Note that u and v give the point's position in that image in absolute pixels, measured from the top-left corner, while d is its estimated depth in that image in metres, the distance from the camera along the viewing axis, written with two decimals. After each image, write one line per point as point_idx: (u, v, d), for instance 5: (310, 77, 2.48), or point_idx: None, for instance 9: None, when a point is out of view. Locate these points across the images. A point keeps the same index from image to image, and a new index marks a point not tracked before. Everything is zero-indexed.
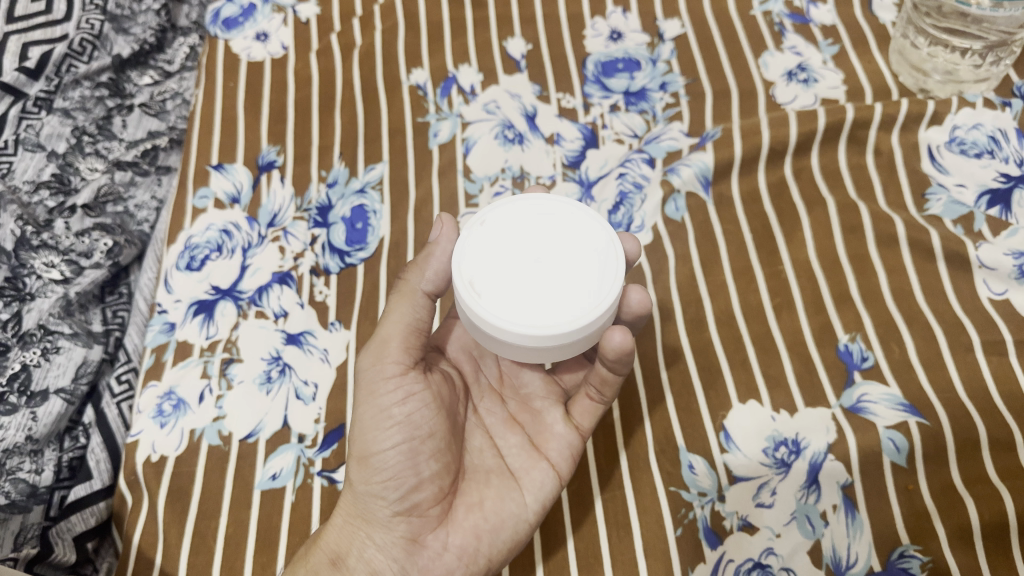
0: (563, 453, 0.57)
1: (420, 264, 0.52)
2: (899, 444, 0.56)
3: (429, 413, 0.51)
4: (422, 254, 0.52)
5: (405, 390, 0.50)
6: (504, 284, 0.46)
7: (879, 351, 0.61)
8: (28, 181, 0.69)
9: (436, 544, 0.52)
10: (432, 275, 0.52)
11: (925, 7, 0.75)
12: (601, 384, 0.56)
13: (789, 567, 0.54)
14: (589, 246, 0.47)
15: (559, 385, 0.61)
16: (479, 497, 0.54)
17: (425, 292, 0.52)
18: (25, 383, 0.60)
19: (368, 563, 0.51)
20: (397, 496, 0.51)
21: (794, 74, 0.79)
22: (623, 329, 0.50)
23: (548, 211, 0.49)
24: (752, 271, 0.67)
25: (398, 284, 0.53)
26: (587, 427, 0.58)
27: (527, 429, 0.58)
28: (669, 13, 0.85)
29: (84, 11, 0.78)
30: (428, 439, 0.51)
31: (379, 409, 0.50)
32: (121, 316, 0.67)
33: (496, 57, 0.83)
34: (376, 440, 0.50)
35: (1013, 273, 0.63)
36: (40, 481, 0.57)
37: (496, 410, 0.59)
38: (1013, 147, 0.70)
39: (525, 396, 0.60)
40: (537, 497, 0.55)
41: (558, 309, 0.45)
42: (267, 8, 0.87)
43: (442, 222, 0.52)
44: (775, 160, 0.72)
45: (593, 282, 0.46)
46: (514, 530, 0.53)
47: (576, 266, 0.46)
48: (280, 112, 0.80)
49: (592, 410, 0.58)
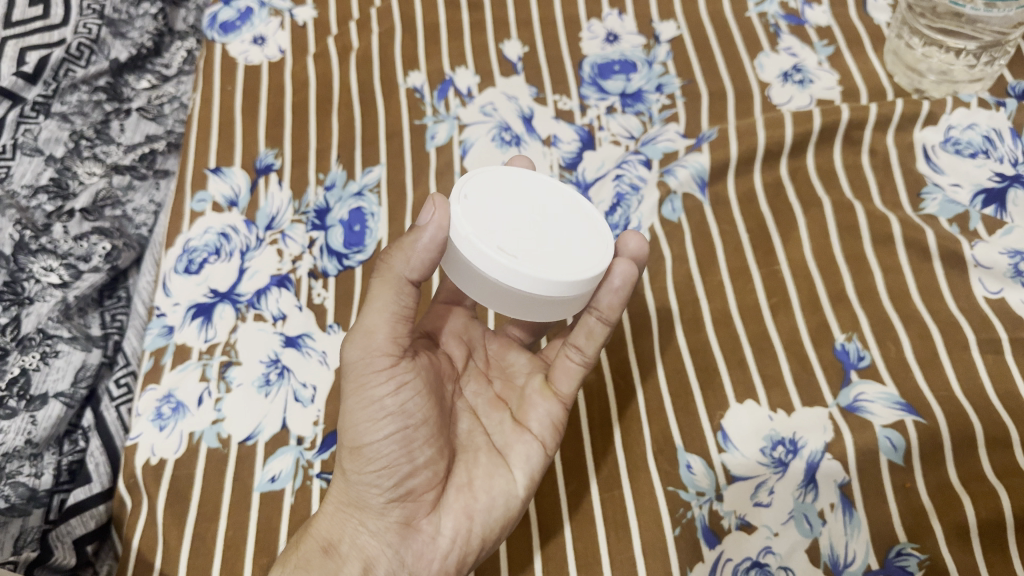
0: (545, 422, 0.57)
1: (403, 247, 0.47)
2: (896, 442, 0.57)
3: (421, 400, 0.50)
4: (408, 236, 0.47)
5: (396, 380, 0.49)
6: (526, 244, 0.49)
7: (875, 350, 0.61)
8: (26, 186, 0.69)
9: (430, 529, 0.52)
10: (417, 262, 0.47)
11: (920, 8, 0.76)
12: (582, 338, 0.56)
13: (788, 566, 0.54)
14: (567, 200, 0.54)
15: (545, 361, 0.62)
16: (469, 477, 0.54)
17: (410, 279, 0.47)
18: (24, 388, 0.60)
19: (361, 550, 0.51)
20: (390, 484, 0.50)
21: (790, 75, 0.79)
22: (626, 262, 0.53)
23: (516, 177, 0.53)
24: (748, 271, 0.67)
25: (379, 267, 0.48)
26: (567, 393, 0.58)
27: (512, 406, 0.59)
28: (664, 15, 0.85)
29: (82, 16, 0.78)
30: (420, 426, 0.51)
31: (369, 400, 0.48)
32: (119, 320, 0.68)
33: (493, 59, 0.83)
34: (368, 431, 0.49)
35: (1008, 272, 0.63)
36: (39, 485, 0.57)
37: (483, 391, 0.59)
38: (1008, 146, 0.70)
39: (509, 374, 0.61)
40: (525, 471, 0.55)
41: (579, 258, 0.50)
42: (263, 12, 0.88)
43: (434, 203, 0.47)
44: (771, 161, 0.72)
45: (589, 231, 0.53)
46: (506, 507, 0.54)
47: (569, 218, 0.52)
48: (278, 115, 0.80)
49: (573, 372, 0.58)
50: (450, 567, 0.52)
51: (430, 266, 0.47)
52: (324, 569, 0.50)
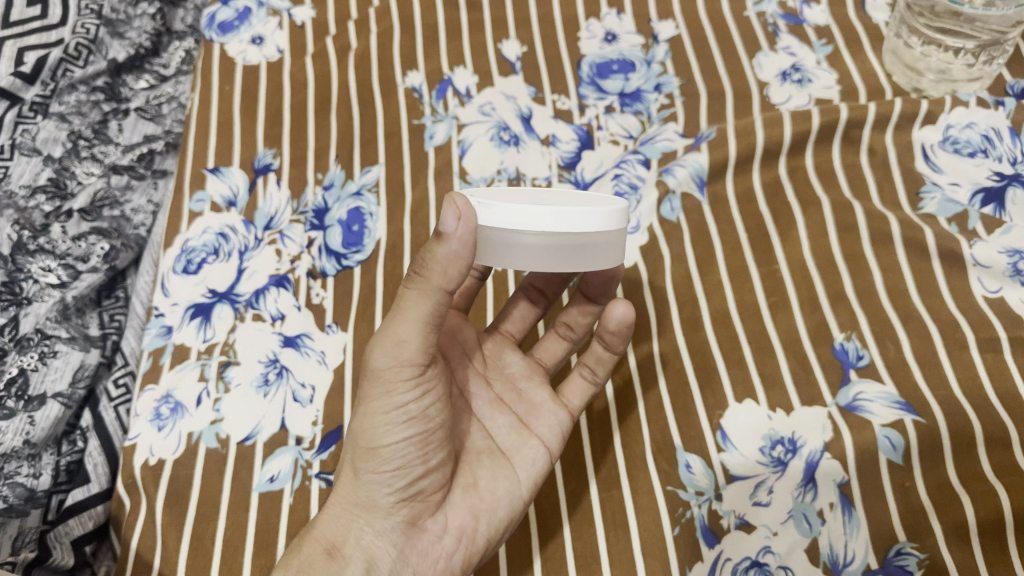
0: (553, 430, 0.58)
1: (439, 258, 0.45)
2: (895, 441, 0.57)
3: (440, 406, 0.51)
4: (440, 247, 0.45)
5: (421, 388, 0.49)
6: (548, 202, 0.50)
7: (874, 349, 0.61)
8: (24, 186, 0.69)
9: (435, 528, 0.52)
10: (453, 272, 0.46)
11: (919, 7, 0.76)
12: (595, 363, 0.60)
13: (787, 566, 0.54)
14: (548, 191, 0.57)
15: (541, 365, 0.63)
16: (474, 477, 0.54)
17: (445, 289, 0.46)
18: (22, 388, 0.60)
19: (365, 550, 0.50)
20: (403, 484, 0.50)
21: (788, 74, 0.79)
22: (625, 304, 0.58)
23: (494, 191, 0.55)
24: (747, 270, 0.67)
25: (413, 277, 0.46)
26: (577, 406, 0.60)
27: (515, 409, 0.59)
28: (663, 14, 0.85)
29: (80, 15, 0.78)
30: (437, 430, 0.51)
31: (393, 404, 0.48)
32: (118, 320, 0.68)
33: (491, 59, 0.83)
34: (387, 433, 0.48)
35: (1007, 271, 0.63)
36: (37, 485, 0.57)
37: (484, 392, 0.59)
38: (1007, 145, 0.70)
39: (509, 376, 0.61)
40: (530, 474, 0.55)
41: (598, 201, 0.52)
42: (261, 12, 0.88)
43: (458, 208, 0.44)
44: (770, 161, 0.72)
45: (586, 197, 0.55)
46: (511, 509, 0.54)
47: (560, 195, 0.55)
48: (276, 115, 0.80)
49: (584, 390, 0.60)
50: (454, 568, 0.52)
51: (466, 275, 0.46)
52: (328, 571, 0.49)
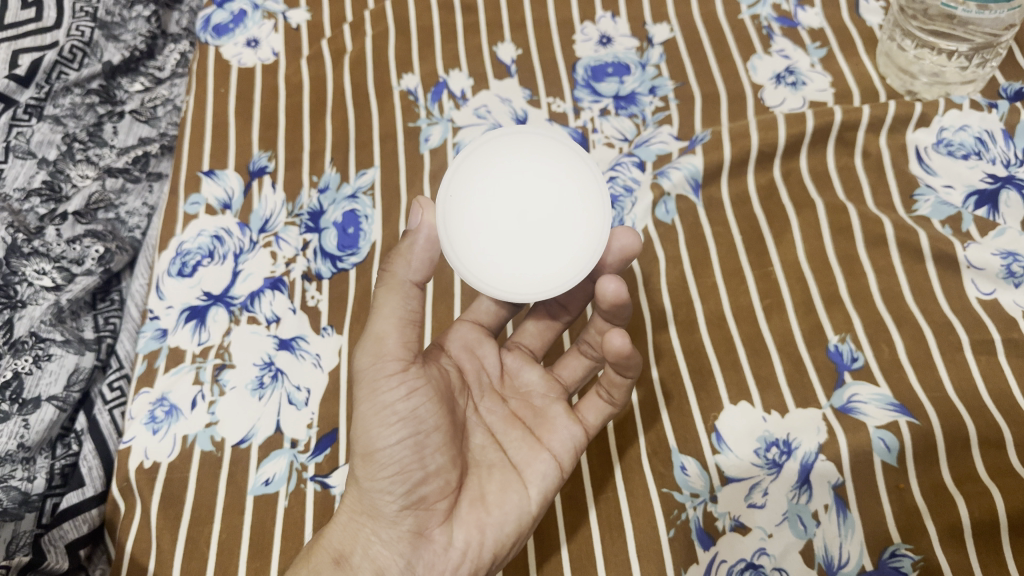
0: (566, 444, 0.56)
1: (403, 252, 0.50)
2: (890, 443, 0.57)
3: (433, 407, 0.50)
4: (404, 241, 0.50)
5: (407, 386, 0.49)
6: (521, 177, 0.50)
7: (868, 351, 0.61)
8: (18, 189, 0.70)
9: (442, 539, 0.51)
10: (418, 263, 0.50)
11: (911, 10, 0.76)
12: (611, 387, 0.57)
13: (781, 568, 0.54)
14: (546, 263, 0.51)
15: (560, 382, 0.61)
16: (481, 491, 0.54)
17: (414, 281, 0.50)
18: (16, 392, 0.60)
19: (373, 560, 0.50)
20: (404, 490, 0.49)
21: (782, 77, 0.79)
22: (622, 333, 0.53)
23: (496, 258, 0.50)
24: (742, 272, 0.67)
25: (383, 277, 0.51)
26: (593, 424, 0.58)
27: (528, 424, 0.58)
28: (658, 17, 0.85)
29: (75, 18, 0.79)
30: (433, 433, 0.50)
31: (381, 405, 0.48)
32: (113, 323, 0.67)
33: (486, 62, 0.83)
34: (380, 436, 0.48)
35: (1001, 273, 0.63)
36: (31, 489, 0.57)
37: (497, 409, 0.58)
38: (1000, 148, 0.71)
39: (525, 394, 0.60)
40: (540, 489, 0.54)
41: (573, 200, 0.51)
42: (257, 14, 0.88)
43: (421, 205, 0.50)
44: (764, 163, 0.73)
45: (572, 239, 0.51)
46: (518, 523, 0.53)
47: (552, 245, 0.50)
48: (270, 118, 0.80)
49: (601, 408, 0.58)
50: None
51: (430, 268, 0.50)
52: None
